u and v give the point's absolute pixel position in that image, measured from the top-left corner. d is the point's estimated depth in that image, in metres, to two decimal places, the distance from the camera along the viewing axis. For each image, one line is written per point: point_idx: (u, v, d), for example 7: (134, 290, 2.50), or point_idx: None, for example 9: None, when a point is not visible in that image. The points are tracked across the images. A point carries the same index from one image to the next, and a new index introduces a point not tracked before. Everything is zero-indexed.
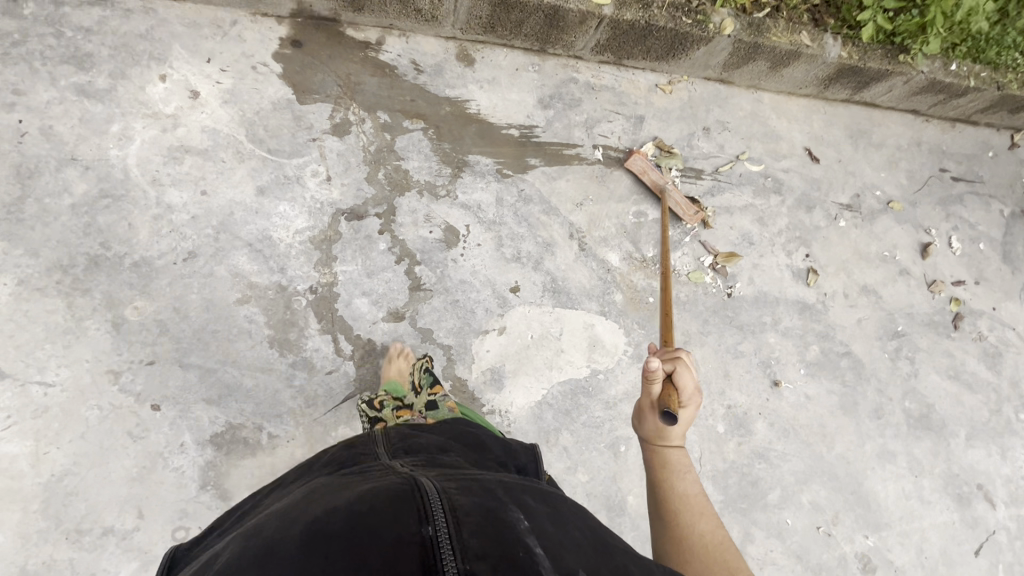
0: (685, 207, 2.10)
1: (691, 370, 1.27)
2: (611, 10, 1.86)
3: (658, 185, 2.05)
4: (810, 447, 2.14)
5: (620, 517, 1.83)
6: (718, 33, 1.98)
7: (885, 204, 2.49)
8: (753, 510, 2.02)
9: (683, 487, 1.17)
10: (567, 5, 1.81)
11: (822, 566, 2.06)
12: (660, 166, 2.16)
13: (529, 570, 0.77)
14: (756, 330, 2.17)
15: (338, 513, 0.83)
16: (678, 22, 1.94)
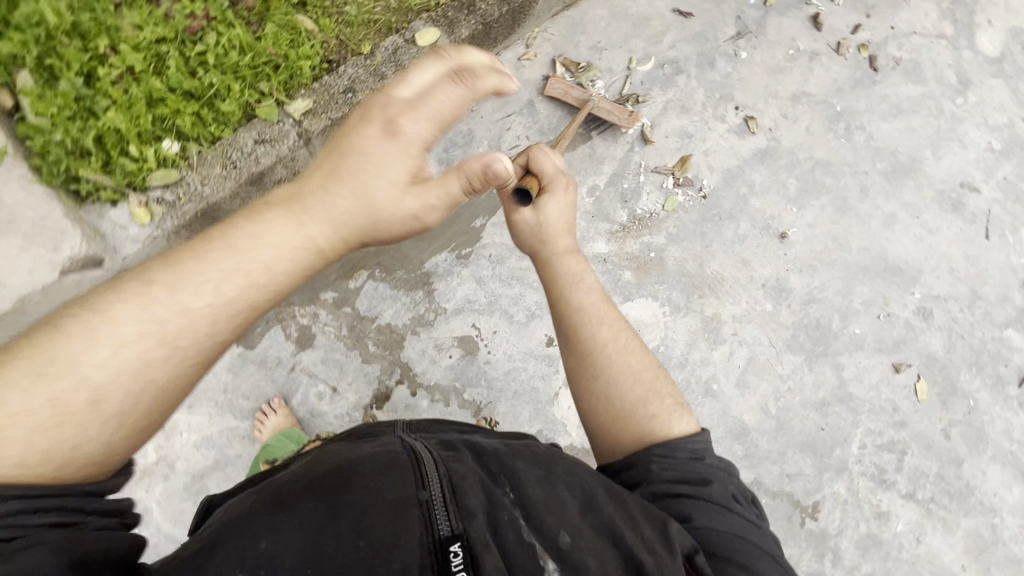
0: (615, 110, 2.05)
1: (548, 154, 1.38)
2: (445, 39, 1.67)
3: (581, 101, 1.99)
4: (837, 262, 2.31)
5: (746, 433, 2.06)
6: None
7: (763, 6, 2.43)
8: (830, 345, 2.23)
9: (584, 303, 1.27)
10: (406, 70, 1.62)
11: (898, 340, 2.33)
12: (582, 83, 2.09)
13: (508, 532, 0.92)
14: (742, 205, 2.22)
15: (344, 488, 0.94)
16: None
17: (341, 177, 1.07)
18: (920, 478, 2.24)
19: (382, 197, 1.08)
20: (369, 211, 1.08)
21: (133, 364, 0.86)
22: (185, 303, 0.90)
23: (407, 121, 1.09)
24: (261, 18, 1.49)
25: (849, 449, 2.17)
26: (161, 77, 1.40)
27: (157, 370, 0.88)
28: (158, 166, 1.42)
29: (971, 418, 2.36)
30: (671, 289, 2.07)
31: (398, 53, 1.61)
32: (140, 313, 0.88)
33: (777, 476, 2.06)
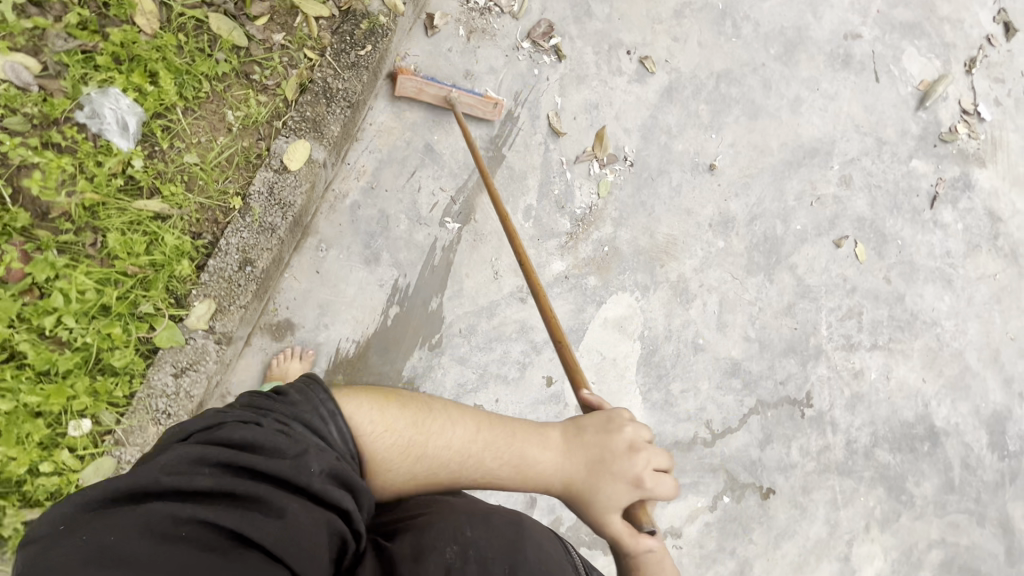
0: (479, 103, 1.82)
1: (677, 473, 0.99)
2: (320, 149, 1.52)
3: (442, 98, 1.74)
4: (764, 170, 2.35)
5: (738, 366, 2.22)
6: (397, 13, 1.61)
7: None
8: (780, 252, 2.35)
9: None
10: (293, 203, 1.51)
11: (832, 218, 2.48)
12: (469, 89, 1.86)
13: None
14: (668, 156, 2.16)
15: (525, 522, 0.94)
16: (361, 59, 1.56)
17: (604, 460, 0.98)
18: (878, 326, 2.54)
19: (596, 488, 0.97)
20: (567, 486, 1.00)
21: (433, 463, 0.97)
22: (474, 446, 0.98)
23: (645, 472, 0.95)
24: (95, 228, 1.39)
25: (819, 333, 2.41)
26: (31, 369, 1.35)
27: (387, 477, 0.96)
28: (87, 462, 1.38)
29: (902, 256, 2.63)
30: (634, 272, 2.07)
31: (275, 191, 1.48)
32: (442, 438, 0.97)
33: (773, 388, 2.28)
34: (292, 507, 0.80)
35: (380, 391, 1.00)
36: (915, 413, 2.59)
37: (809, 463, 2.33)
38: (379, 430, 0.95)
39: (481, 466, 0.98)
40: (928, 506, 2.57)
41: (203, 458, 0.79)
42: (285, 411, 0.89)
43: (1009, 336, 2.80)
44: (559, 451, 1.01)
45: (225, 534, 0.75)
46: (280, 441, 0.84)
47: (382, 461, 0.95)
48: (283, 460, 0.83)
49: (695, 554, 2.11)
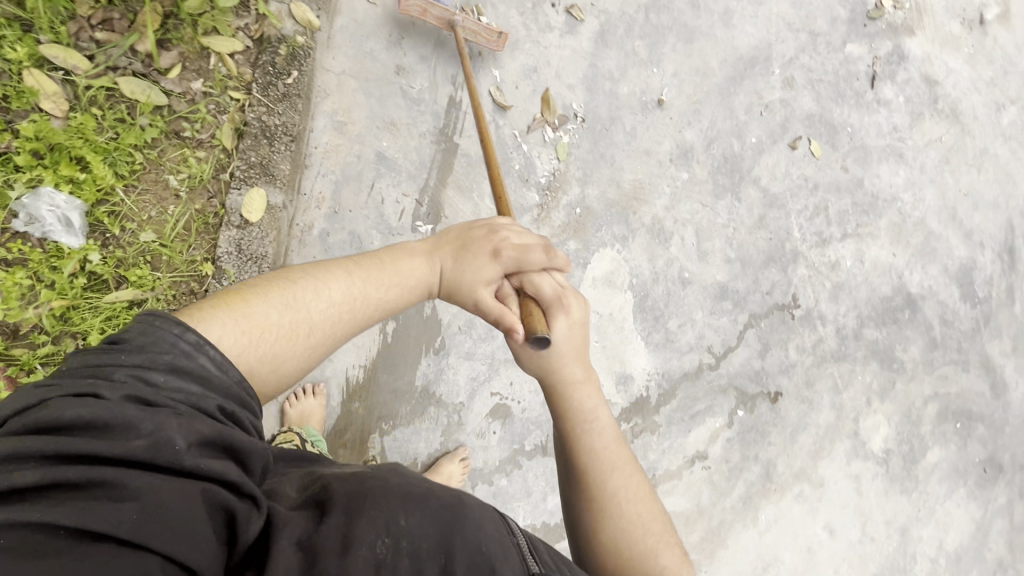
0: (483, 30, 1.79)
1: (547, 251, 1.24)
2: (276, 191, 1.59)
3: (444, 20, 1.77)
4: (710, 91, 2.35)
5: (726, 288, 2.30)
6: (312, 30, 1.67)
7: None
8: (740, 168, 2.40)
9: (598, 447, 1.16)
10: (265, 253, 1.57)
11: (783, 123, 2.52)
12: (406, 84, 1.80)
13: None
14: (616, 102, 2.15)
15: (466, 503, 0.89)
16: (290, 88, 1.63)
17: (463, 254, 1.24)
18: (844, 215, 2.64)
19: (467, 280, 1.22)
20: (452, 288, 1.24)
21: (327, 324, 1.07)
22: (355, 292, 1.11)
23: (509, 249, 1.23)
24: (74, 331, 1.40)
25: (792, 237, 2.50)
26: None
27: (286, 360, 1.01)
28: None
29: (854, 142, 2.70)
30: (609, 226, 2.09)
31: (245, 246, 1.54)
32: (316, 301, 1.06)
33: (762, 300, 2.38)
34: (147, 484, 0.69)
35: (224, 299, 0.99)
36: (892, 286, 2.74)
37: (807, 359, 2.47)
38: (251, 333, 0.96)
39: (372, 299, 1.14)
40: (918, 367, 2.77)
41: (19, 456, 0.67)
42: (132, 360, 0.81)
43: (962, 192, 2.96)
44: (427, 255, 1.25)
45: (57, 536, 0.62)
46: (132, 412, 0.73)
47: (265, 355, 0.98)
48: (128, 433, 0.72)
49: (725, 470, 2.23)
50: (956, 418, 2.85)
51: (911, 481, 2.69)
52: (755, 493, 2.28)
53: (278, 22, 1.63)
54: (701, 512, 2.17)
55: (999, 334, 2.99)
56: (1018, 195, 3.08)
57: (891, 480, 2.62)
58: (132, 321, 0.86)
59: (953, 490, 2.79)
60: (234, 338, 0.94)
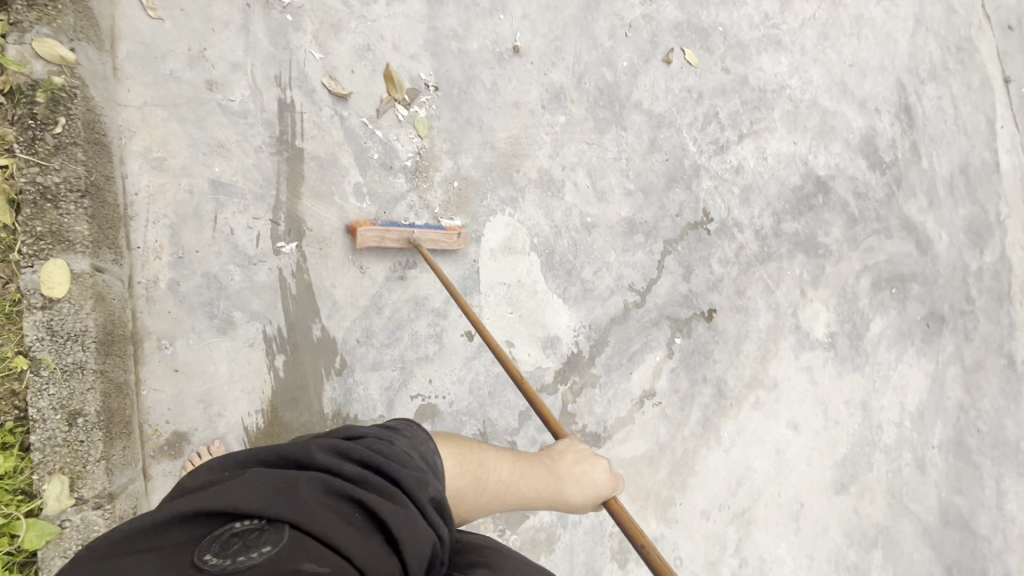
0: (443, 237, 1.78)
1: None
2: (77, 258, 1.30)
3: (404, 239, 1.71)
4: (567, 25, 2.23)
5: (632, 222, 2.23)
6: (70, 64, 1.34)
7: None
8: (620, 98, 2.30)
9: None
10: (86, 329, 1.29)
11: (651, 39, 2.42)
12: (223, 96, 1.62)
13: None
14: (468, 60, 2.01)
15: None
16: (63, 138, 1.31)
17: (569, 454, 1.46)
18: (737, 117, 2.58)
19: (573, 495, 1.37)
20: (563, 483, 1.37)
21: (495, 488, 1.21)
22: (517, 469, 1.29)
23: (598, 471, 1.44)
24: None
25: (689, 152, 2.43)
26: None
27: (460, 501, 1.14)
28: None
29: (729, 41, 2.63)
30: (494, 192, 1.98)
31: (57, 327, 1.25)
32: (498, 462, 1.25)
33: (673, 223, 2.33)
34: (413, 510, 0.83)
35: (450, 436, 1.20)
36: (800, 175, 2.73)
37: (733, 269, 2.45)
38: (461, 467, 1.15)
39: (523, 490, 1.29)
40: (843, 247, 2.79)
41: (346, 454, 0.88)
42: (398, 430, 1.04)
43: (847, 64, 2.95)
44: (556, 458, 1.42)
45: (360, 509, 0.79)
46: (403, 458, 0.94)
47: (455, 494, 1.13)
48: (407, 472, 0.90)
49: (677, 401, 2.21)
50: (891, 284, 2.90)
51: (861, 356, 2.74)
52: (713, 414, 2.27)
53: (20, 67, 1.27)
54: (664, 449, 2.16)
55: (914, 192, 3.04)
56: (901, 53, 3.09)
57: (842, 361, 2.67)
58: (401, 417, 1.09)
59: (903, 353, 2.87)
60: (451, 467, 1.12)
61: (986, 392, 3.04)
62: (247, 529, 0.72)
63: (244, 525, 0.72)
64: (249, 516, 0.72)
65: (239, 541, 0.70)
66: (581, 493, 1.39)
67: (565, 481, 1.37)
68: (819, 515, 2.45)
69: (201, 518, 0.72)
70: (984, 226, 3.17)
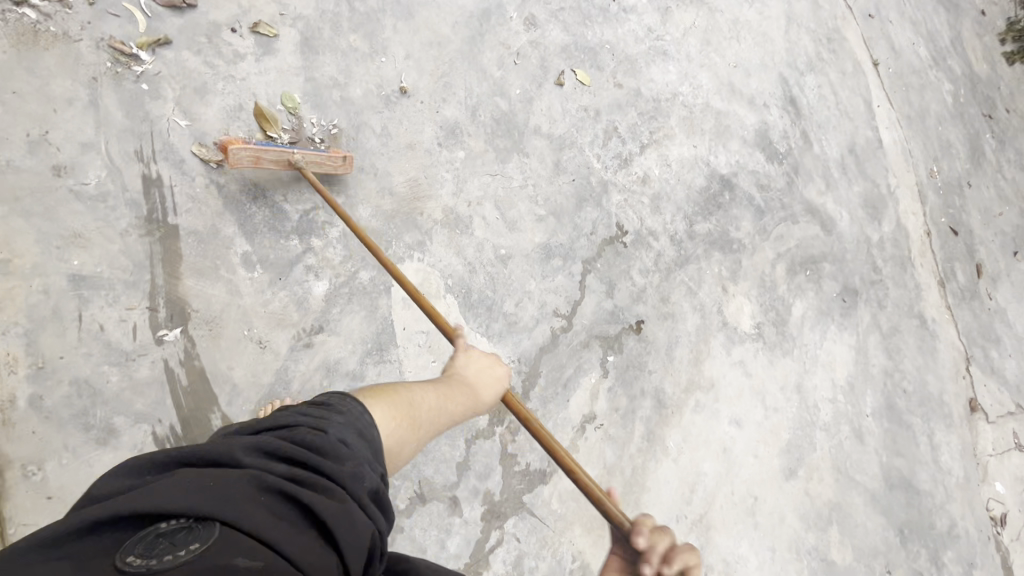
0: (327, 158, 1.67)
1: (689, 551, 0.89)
2: None
3: (284, 161, 1.63)
4: (453, 59, 2.20)
5: (549, 248, 2.22)
6: None
7: None
8: (518, 125, 2.29)
9: None
10: None
11: (541, 64, 2.44)
12: (72, 180, 1.50)
13: None
14: (353, 107, 1.94)
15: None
16: None
17: (479, 363, 1.42)
18: (636, 129, 2.64)
19: (491, 394, 1.37)
20: (482, 388, 1.36)
21: (428, 421, 1.19)
22: (443, 396, 1.26)
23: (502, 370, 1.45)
24: None
25: (595, 170, 2.45)
26: None
27: (404, 449, 1.11)
28: None
29: (618, 57, 2.69)
30: (399, 241, 1.95)
31: None
32: (426, 398, 1.22)
33: (589, 242, 2.33)
34: (351, 504, 0.84)
35: (374, 392, 1.16)
36: (704, 176, 2.82)
37: (654, 278, 2.47)
38: (393, 419, 1.11)
39: (454, 413, 1.27)
40: (755, 238, 2.90)
41: (278, 449, 0.87)
42: (337, 415, 1.00)
43: (731, 65, 3.09)
44: (465, 368, 1.40)
45: (294, 507, 0.80)
46: (341, 449, 0.93)
47: (397, 441, 1.09)
48: (346, 466, 0.90)
49: (619, 419, 2.20)
50: (805, 267, 3.03)
51: (789, 341, 2.83)
52: (656, 425, 2.27)
53: None
54: (611, 471, 2.15)
55: (811, 177, 3.21)
56: (778, 50, 3.28)
57: (771, 349, 2.74)
58: (322, 392, 1.05)
59: (826, 331, 2.99)
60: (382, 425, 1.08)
61: (906, 354, 3.22)
62: (173, 529, 0.73)
63: (171, 525, 0.74)
64: (176, 515, 0.74)
65: (166, 541, 0.72)
66: (496, 388, 1.39)
67: (490, 390, 1.37)
68: (773, 506, 2.48)
69: (128, 520, 0.73)
70: (877, 199, 3.39)
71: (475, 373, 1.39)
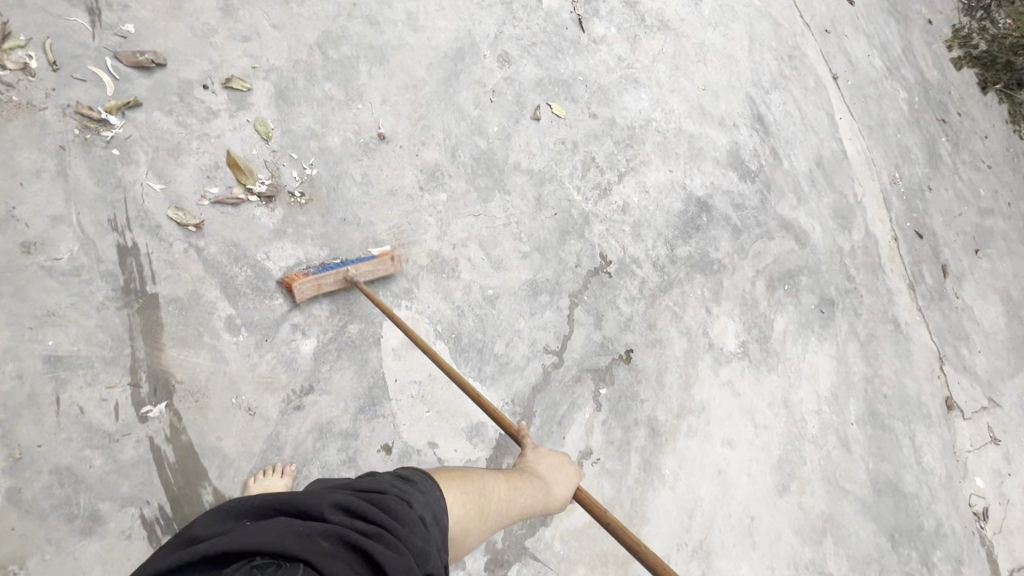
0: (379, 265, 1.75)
1: None
2: None
3: (341, 278, 1.71)
4: (430, 101, 2.20)
5: (535, 284, 2.22)
6: None
7: None
8: (498, 162, 2.30)
9: None
10: None
11: (517, 100, 2.45)
12: (42, 258, 1.48)
13: None
14: (332, 157, 1.92)
15: None
16: None
17: (555, 463, 1.49)
18: (613, 158, 2.68)
19: (563, 495, 1.42)
20: (552, 485, 1.41)
21: (497, 510, 1.25)
22: (515, 487, 1.32)
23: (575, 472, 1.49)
24: None
25: (576, 202, 2.47)
26: None
27: (467, 535, 1.17)
28: None
29: (591, 87, 2.73)
30: (386, 289, 1.94)
31: None
32: (495, 486, 1.28)
33: (575, 275, 2.35)
34: None
35: (448, 473, 1.24)
36: (682, 200, 2.86)
37: (641, 305, 2.50)
38: (464, 501, 1.18)
39: (523, 507, 1.31)
40: (734, 258, 2.95)
41: (362, 509, 0.95)
42: (416, 490, 1.07)
43: (700, 88, 3.16)
44: (537, 463, 1.47)
45: (366, 567, 0.86)
46: (414, 523, 0.99)
47: (463, 527, 1.15)
48: (416, 541, 0.95)
49: (613, 452, 2.21)
50: (783, 283, 3.10)
51: (773, 357, 2.89)
52: (651, 454, 2.29)
53: None
54: (610, 504, 2.16)
55: (783, 193, 3.30)
56: (744, 70, 3.37)
57: (757, 366, 2.79)
58: (410, 466, 1.15)
59: (807, 344, 3.06)
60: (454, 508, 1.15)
61: (884, 359, 3.31)
62: (266, 564, 0.82)
63: (264, 560, 0.83)
64: (268, 553, 0.84)
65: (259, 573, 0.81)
66: (569, 490, 1.43)
67: (552, 485, 1.41)
68: (770, 523, 2.52)
69: (233, 550, 0.84)
70: (847, 210, 3.50)
71: (548, 471, 1.45)
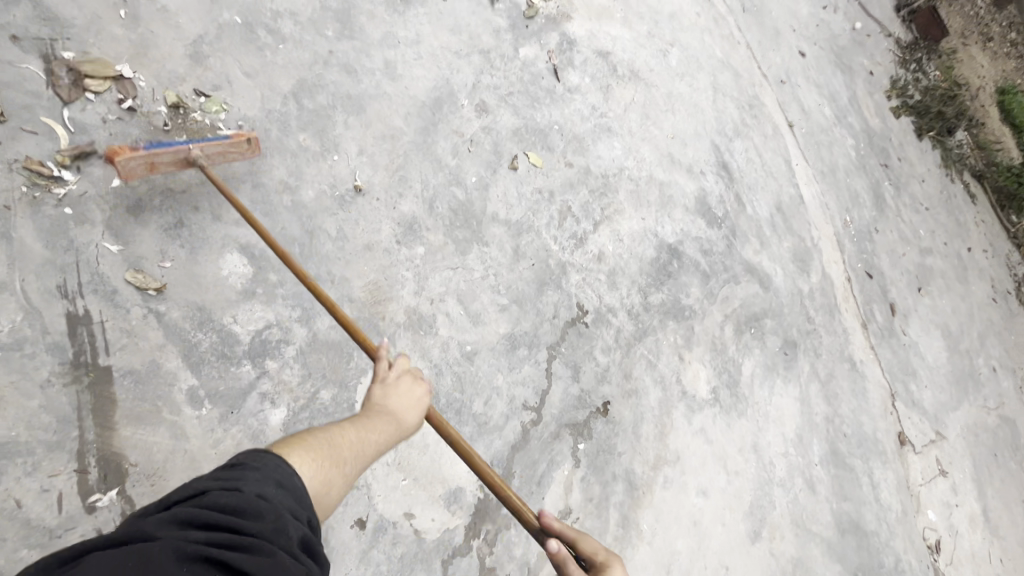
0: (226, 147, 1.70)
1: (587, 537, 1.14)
2: None
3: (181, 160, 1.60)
4: (407, 151, 2.16)
5: (513, 339, 2.20)
6: None
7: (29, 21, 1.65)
8: (476, 213, 2.27)
9: None
10: None
11: (494, 149, 2.44)
12: None
13: None
14: (305, 212, 1.90)
15: None
16: None
17: (407, 388, 1.43)
18: (588, 206, 2.70)
19: (414, 417, 1.38)
20: (402, 410, 1.37)
21: (349, 453, 1.19)
22: (366, 431, 1.26)
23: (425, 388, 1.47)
24: None
25: (553, 251, 2.47)
26: None
27: (336, 486, 1.12)
28: None
29: (566, 136, 2.76)
30: None
31: None
32: (345, 434, 1.22)
33: (552, 326, 2.33)
34: (277, 558, 0.84)
35: (287, 442, 1.14)
36: (654, 247, 2.91)
37: (617, 355, 2.50)
38: (313, 460, 1.10)
39: (379, 442, 1.27)
40: (704, 303, 3.01)
41: (197, 518, 0.86)
42: (252, 472, 0.98)
43: (669, 136, 3.25)
44: (385, 393, 1.39)
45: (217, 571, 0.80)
46: (260, 505, 0.91)
47: (321, 482, 1.09)
48: (268, 522, 0.90)
49: (592, 509, 2.20)
50: (749, 326, 3.18)
51: (742, 402, 2.94)
52: (628, 509, 2.28)
53: None
54: None
55: (747, 238, 3.41)
56: (709, 119, 3.50)
57: (727, 412, 2.84)
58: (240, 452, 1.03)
59: (773, 387, 3.14)
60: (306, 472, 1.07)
61: (843, 399, 3.43)
62: None
63: None
64: None
65: None
66: (420, 408, 1.40)
67: (401, 412, 1.35)
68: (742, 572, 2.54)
69: None
70: (805, 253, 3.65)
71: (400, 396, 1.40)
